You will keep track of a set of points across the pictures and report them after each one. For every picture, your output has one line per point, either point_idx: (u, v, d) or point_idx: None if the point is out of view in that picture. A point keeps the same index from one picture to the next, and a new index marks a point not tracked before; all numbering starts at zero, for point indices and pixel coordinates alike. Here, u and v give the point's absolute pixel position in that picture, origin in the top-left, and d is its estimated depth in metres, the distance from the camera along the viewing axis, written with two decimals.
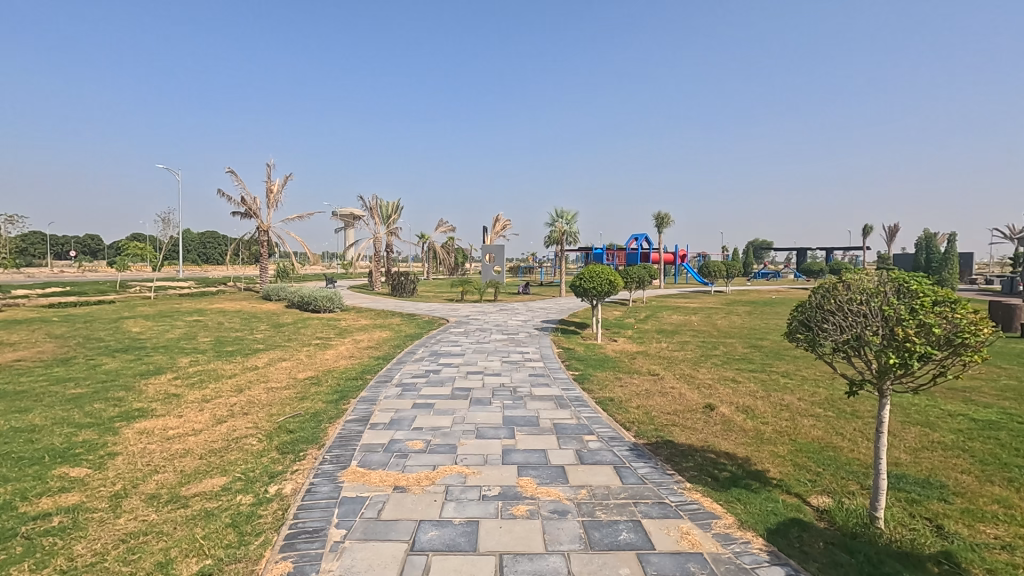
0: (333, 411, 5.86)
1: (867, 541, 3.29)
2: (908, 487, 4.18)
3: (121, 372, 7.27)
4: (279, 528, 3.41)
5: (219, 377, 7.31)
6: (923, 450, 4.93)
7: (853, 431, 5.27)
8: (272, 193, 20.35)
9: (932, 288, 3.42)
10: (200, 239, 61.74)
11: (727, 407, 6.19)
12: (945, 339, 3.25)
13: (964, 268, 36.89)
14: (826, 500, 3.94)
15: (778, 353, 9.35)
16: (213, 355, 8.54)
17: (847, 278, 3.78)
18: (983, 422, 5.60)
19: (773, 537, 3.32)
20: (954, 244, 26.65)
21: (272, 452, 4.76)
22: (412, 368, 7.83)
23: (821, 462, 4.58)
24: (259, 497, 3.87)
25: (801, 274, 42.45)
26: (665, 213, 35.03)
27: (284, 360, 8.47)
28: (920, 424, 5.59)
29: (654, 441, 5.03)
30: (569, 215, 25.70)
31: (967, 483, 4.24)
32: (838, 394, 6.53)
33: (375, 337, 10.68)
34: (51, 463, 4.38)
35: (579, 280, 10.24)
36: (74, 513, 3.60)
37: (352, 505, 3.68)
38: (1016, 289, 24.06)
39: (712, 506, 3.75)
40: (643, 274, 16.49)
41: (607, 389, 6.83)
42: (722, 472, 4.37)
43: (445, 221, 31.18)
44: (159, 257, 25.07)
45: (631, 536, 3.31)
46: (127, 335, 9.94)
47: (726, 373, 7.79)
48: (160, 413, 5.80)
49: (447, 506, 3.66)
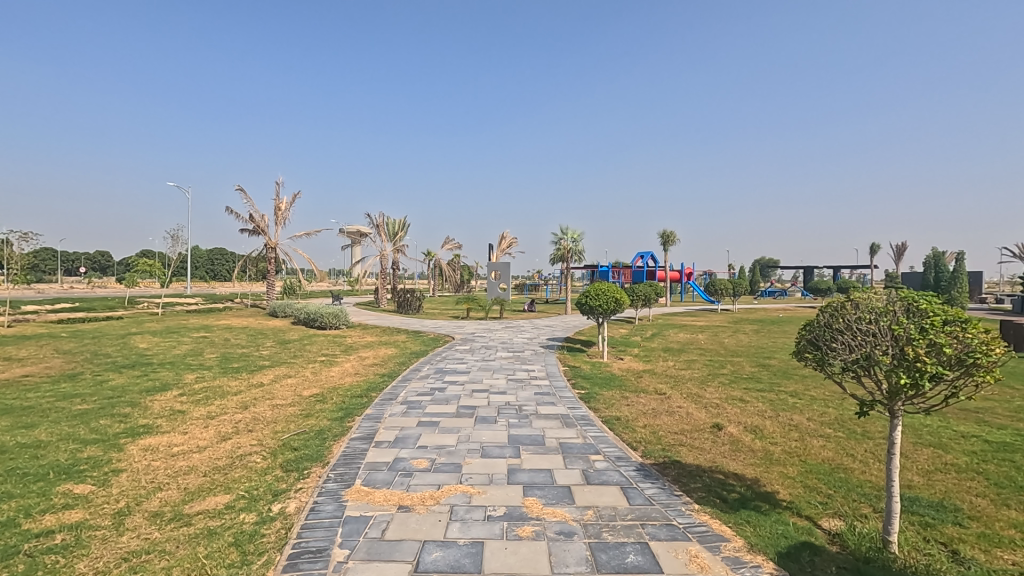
0: (338, 429, 5.84)
1: (880, 566, 3.21)
2: (922, 510, 4.10)
3: (127, 388, 7.26)
4: (283, 547, 3.38)
5: (224, 393, 7.30)
6: (936, 472, 4.84)
7: (865, 452, 5.19)
8: (279, 209, 20.48)
9: (942, 307, 3.41)
10: (208, 255, 62.63)
11: (735, 426, 6.11)
12: (957, 359, 3.23)
13: (975, 286, 36.48)
14: (838, 523, 3.86)
15: (786, 372, 9.24)
16: (218, 372, 8.55)
17: (856, 297, 3.75)
18: (997, 444, 5.49)
19: (785, 561, 3.26)
20: (961, 263, 26.72)
21: (276, 470, 4.73)
22: (417, 386, 7.78)
23: (833, 483, 4.52)
24: (263, 516, 3.84)
25: (806, 291, 42.05)
26: (669, 231, 35.32)
27: (289, 376, 8.45)
28: (932, 445, 5.49)
29: (662, 461, 4.97)
30: (573, 231, 25.84)
31: (982, 506, 4.16)
32: (848, 415, 6.44)
33: (381, 355, 10.65)
34: (55, 479, 4.37)
35: (585, 297, 10.15)
36: (76, 531, 3.58)
37: (356, 524, 3.65)
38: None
39: (721, 528, 3.69)
40: (645, 290, 15.35)
41: (614, 408, 6.76)
42: (731, 494, 4.31)
43: (451, 238, 31.45)
44: (167, 272, 25.15)
45: (638, 558, 3.25)
46: (134, 351, 9.96)
47: (734, 393, 7.69)
48: (165, 429, 5.78)
49: (451, 527, 3.62)
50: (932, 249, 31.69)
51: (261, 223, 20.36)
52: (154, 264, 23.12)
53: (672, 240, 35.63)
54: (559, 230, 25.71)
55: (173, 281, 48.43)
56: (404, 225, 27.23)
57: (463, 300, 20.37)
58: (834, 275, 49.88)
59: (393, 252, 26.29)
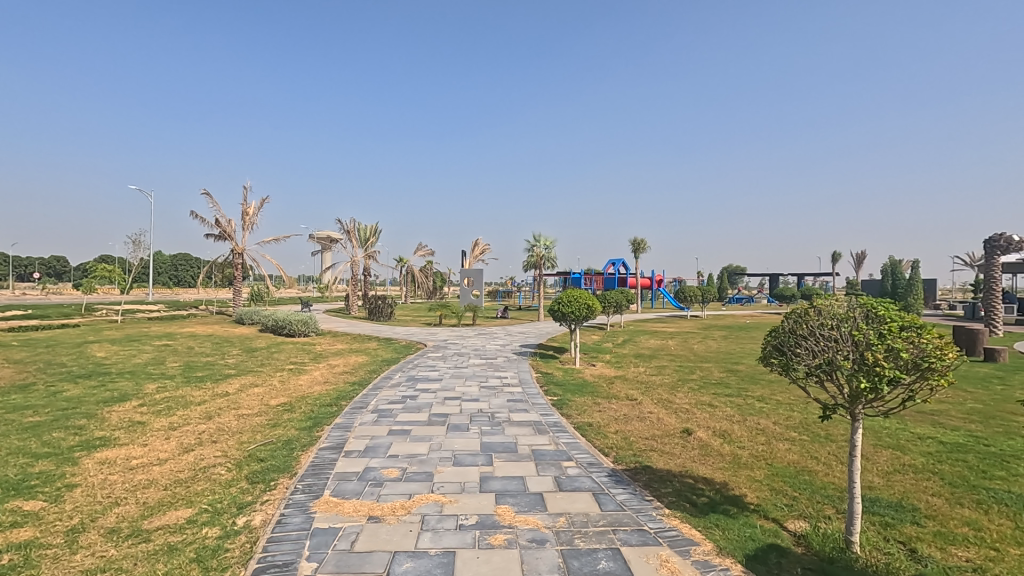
0: (307, 438, 5.71)
1: (843, 566, 3.30)
2: (882, 510, 4.22)
3: (83, 398, 6.96)
4: (248, 562, 3.28)
5: (188, 403, 7.06)
6: (895, 473, 5.01)
7: (828, 455, 5.33)
8: (247, 214, 20.05)
9: (899, 313, 3.54)
10: (171, 261, 60.44)
11: (704, 431, 6.20)
12: (913, 363, 3.35)
13: (928, 293, 38.21)
14: (803, 524, 3.95)
15: (753, 377, 9.47)
16: (181, 381, 8.26)
17: (818, 304, 3.84)
18: (951, 445, 5.71)
19: (753, 563, 3.31)
20: (917, 269, 27.76)
21: (241, 482, 4.59)
22: (389, 394, 7.67)
23: (798, 486, 4.62)
24: (226, 529, 3.72)
25: (773, 299, 43.43)
26: (640, 239, 35.82)
27: (256, 385, 8.23)
28: (892, 447, 5.68)
29: (632, 467, 5.01)
30: (547, 238, 26.08)
31: (938, 506, 4.30)
32: (812, 418, 6.61)
33: (351, 362, 10.49)
34: (3, 496, 4.15)
35: (557, 304, 10.20)
36: (25, 550, 3.40)
37: (324, 537, 3.56)
38: (978, 314, 24.90)
39: (691, 532, 3.72)
40: (618, 297, 15.55)
41: (586, 414, 6.79)
42: (700, 498, 4.36)
43: (423, 246, 31.19)
44: (128, 278, 24.17)
45: (610, 564, 3.26)
46: (91, 360, 9.54)
47: (703, 398, 7.82)
48: (124, 441, 5.56)
49: (422, 537, 3.56)
50: (891, 258, 32.83)
51: (229, 229, 19.91)
52: (115, 268, 22.19)
53: (643, 248, 36.31)
54: (532, 237, 25.86)
55: (135, 288, 46.54)
56: (376, 232, 26.93)
57: (437, 307, 20.25)
58: (800, 283, 51.76)
59: (365, 258, 25.92)
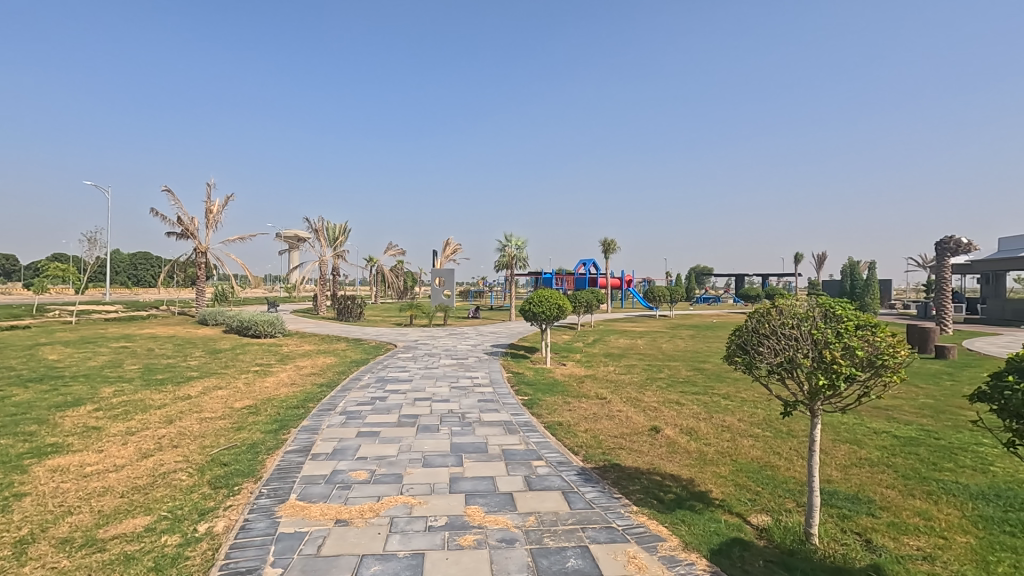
0: (272, 442, 5.59)
1: (803, 558, 3.42)
2: (840, 503, 4.38)
3: (33, 404, 6.65)
4: (209, 569, 3.19)
5: (147, 407, 6.81)
6: (852, 467, 5.20)
7: (789, 450, 5.50)
8: (210, 212, 19.47)
9: (855, 313, 3.69)
10: (132, 261, 57.93)
11: (671, 429, 6.32)
12: (868, 360, 3.50)
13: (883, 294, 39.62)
14: (765, 518, 4.06)
15: (719, 375, 9.72)
16: (140, 385, 7.96)
17: (780, 303, 3.95)
18: (904, 438, 5.97)
19: (717, 557, 3.39)
20: (874, 270, 28.78)
21: (204, 488, 4.46)
22: (358, 396, 7.57)
23: (761, 481, 4.75)
24: (187, 537, 3.61)
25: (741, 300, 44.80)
26: (608, 239, 36.13)
27: (220, 388, 7.99)
28: (849, 441, 5.90)
29: (602, 465, 5.07)
30: (518, 239, 26.19)
31: (892, 497, 4.49)
32: (774, 415, 6.82)
33: (319, 364, 10.32)
34: None
35: (528, 304, 10.24)
36: None
37: (290, 541, 3.49)
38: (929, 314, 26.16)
39: (658, 528, 3.79)
40: (589, 297, 15.74)
41: (556, 413, 6.85)
42: (667, 495, 4.44)
43: (395, 246, 30.51)
44: (81, 277, 23.07)
45: (578, 562, 3.29)
46: (41, 364, 9.11)
47: (671, 396, 7.97)
48: (78, 447, 5.35)
49: (391, 539, 3.53)
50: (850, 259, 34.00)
51: (191, 227, 19.31)
52: (70, 268, 21.16)
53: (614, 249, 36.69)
54: (504, 237, 25.95)
55: (93, 289, 44.42)
56: (346, 231, 26.53)
57: (408, 308, 20.07)
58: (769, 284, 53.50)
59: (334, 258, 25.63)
